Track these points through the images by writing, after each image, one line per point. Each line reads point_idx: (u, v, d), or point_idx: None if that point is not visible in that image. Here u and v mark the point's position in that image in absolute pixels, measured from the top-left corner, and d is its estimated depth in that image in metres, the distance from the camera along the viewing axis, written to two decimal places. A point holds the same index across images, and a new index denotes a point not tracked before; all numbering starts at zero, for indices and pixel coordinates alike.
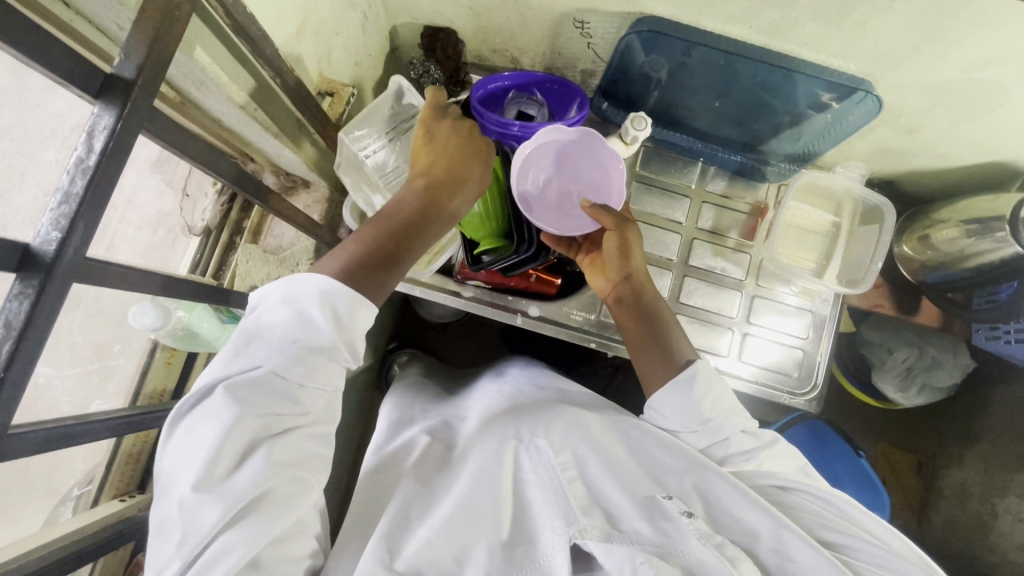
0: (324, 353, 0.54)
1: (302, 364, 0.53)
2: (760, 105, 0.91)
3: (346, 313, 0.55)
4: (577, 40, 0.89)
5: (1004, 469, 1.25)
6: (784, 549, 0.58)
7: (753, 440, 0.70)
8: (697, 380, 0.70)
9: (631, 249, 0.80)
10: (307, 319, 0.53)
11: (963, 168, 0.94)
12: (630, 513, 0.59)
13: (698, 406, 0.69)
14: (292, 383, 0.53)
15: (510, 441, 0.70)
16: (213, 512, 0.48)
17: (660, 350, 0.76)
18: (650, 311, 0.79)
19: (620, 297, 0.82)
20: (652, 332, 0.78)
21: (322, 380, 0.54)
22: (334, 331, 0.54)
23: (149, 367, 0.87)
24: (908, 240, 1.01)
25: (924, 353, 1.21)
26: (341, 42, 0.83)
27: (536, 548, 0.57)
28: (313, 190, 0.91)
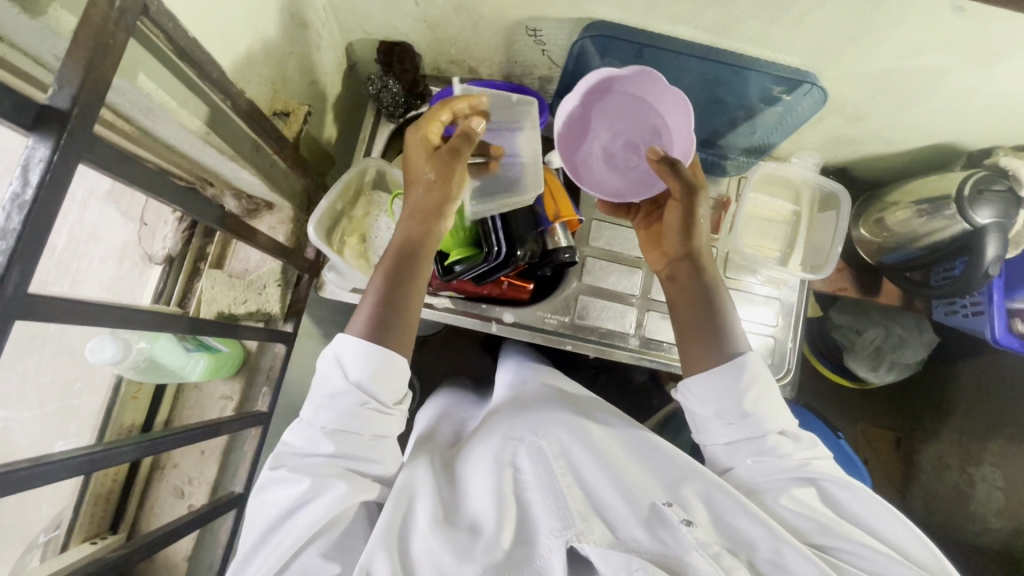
0: (348, 399, 0.59)
1: (328, 408, 0.60)
2: (713, 102, 0.94)
3: (352, 361, 0.60)
4: (532, 48, 0.90)
5: (975, 438, 1.30)
6: (782, 561, 0.58)
7: (791, 442, 0.68)
8: (745, 371, 0.68)
9: (695, 223, 0.76)
10: (326, 372, 0.61)
11: (909, 152, 0.97)
12: (627, 519, 0.61)
13: (742, 397, 0.67)
14: (326, 430, 0.60)
15: (511, 445, 0.70)
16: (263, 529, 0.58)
17: (709, 333, 0.72)
18: (707, 289, 0.75)
19: (674, 273, 0.80)
20: (705, 313, 0.74)
21: (347, 421, 0.60)
22: (345, 377, 0.60)
23: (115, 403, 0.82)
24: (865, 224, 1.05)
25: (891, 332, 1.25)
26: (295, 62, 0.83)
27: (534, 552, 0.58)
28: (277, 212, 0.91)
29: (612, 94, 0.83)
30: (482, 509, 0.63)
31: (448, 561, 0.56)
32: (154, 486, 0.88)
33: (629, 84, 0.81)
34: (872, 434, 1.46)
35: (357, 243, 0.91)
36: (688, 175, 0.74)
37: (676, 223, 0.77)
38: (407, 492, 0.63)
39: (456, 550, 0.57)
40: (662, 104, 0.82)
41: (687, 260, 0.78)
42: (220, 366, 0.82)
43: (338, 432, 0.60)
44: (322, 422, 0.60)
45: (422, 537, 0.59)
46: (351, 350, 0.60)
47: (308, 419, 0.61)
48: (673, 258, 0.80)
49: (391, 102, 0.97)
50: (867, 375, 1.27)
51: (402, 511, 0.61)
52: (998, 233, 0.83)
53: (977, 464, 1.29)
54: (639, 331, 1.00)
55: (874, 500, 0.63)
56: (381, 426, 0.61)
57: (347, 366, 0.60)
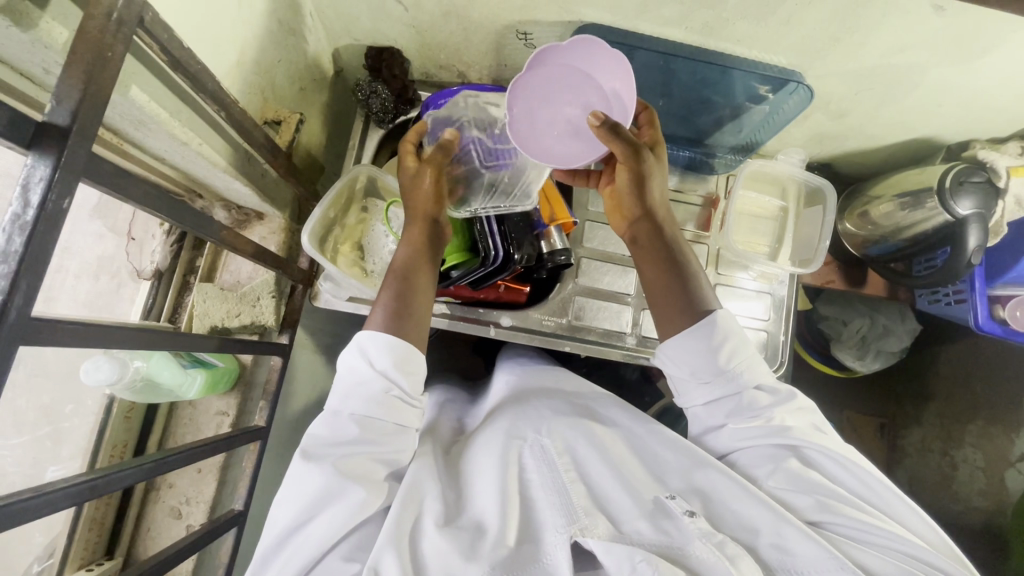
0: (380, 392, 0.60)
1: (354, 396, 0.61)
2: (701, 102, 0.95)
3: (376, 351, 0.62)
4: (521, 52, 0.90)
5: (955, 422, 1.37)
6: (784, 543, 0.59)
7: (768, 396, 0.69)
8: (717, 327, 0.68)
9: (647, 182, 0.73)
10: (353, 362, 0.62)
11: (890, 147, 1.00)
12: (631, 512, 0.62)
13: (716, 355, 0.67)
14: (356, 418, 0.60)
15: (515, 442, 0.70)
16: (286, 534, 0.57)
17: (680, 289, 0.71)
18: (671, 250, 0.74)
19: (635, 235, 0.77)
20: (673, 274, 0.72)
21: (374, 409, 0.60)
22: (371, 366, 0.61)
23: (107, 424, 0.79)
24: (850, 217, 1.07)
25: (876, 322, 1.29)
26: (284, 69, 0.82)
27: (541, 548, 0.59)
28: (268, 222, 0.90)
29: (547, 66, 0.70)
30: (489, 509, 0.63)
31: (456, 565, 0.56)
32: (150, 508, 0.86)
33: (562, 55, 0.69)
34: (859, 422, 1.50)
35: (350, 252, 0.91)
36: (629, 136, 0.68)
37: (630, 186, 0.74)
38: (413, 500, 0.62)
39: (465, 552, 0.58)
40: (588, 66, 0.69)
41: (645, 220, 0.76)
42: (215, 381, 0.80)
43: (366, 418, 0.60)
44: (350, 408, 0.60)
45: (431, 541, 0.58)
46: (373, 340, 0.62)
47: (334, 408, 0.61)
48: (632, 220, 0.77)
49: (381, 108, 0.96)
50: (854, 364, 1.31)
51: (410, 516, 0.60)
52: (978, 224, 0.86)
53: (958, 447, 1.35)
54: (635, 331, 1.01)
55: (866, 469, 0.64)
56: (403, 414, 0.62)
57: (373, 356, 0.62)
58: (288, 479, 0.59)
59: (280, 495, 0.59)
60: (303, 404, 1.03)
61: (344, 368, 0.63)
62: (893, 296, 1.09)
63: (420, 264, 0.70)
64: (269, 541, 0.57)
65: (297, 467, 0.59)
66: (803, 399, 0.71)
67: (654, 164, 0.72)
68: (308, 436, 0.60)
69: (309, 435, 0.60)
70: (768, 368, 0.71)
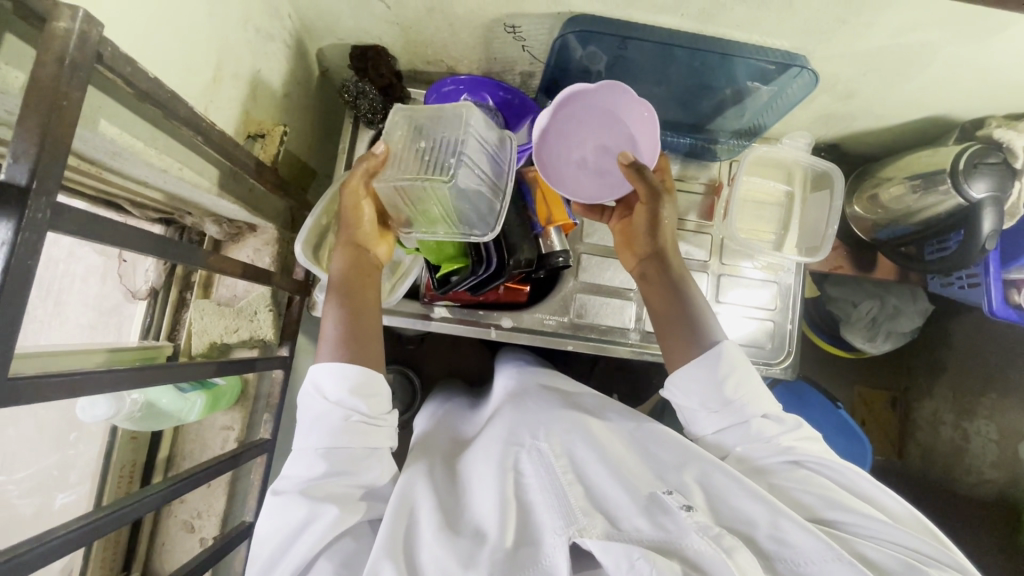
0: (332, 418, 0.61)
1: (314, 431, 0.62)
2: (703, 87, 0.92)
3: (329, 382, 0.62)
4: (511, 44, 0.87)
5: (968, 395, 1.35)
6: (782, 536, 0.58)
7: (775, 425, 0.70)
8: (723, 359, 0.70)
9: (661, 223, 0.79)
10: (304, 396, 0.63)
11: (902, 127, 0.96)
12: (628, 510, 0.61)
13: (722, 386, 0.69)
14: (317, 449, 0.61)
15: (512, 448, 0.71)
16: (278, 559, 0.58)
17: (687, 322, 0.74)
18: (673, 283, 0.77)
19: (643, 271, 0.82)
20: (676, 312, 0.75)
21: (337, 438, 0.60)
22: (326, 399, 0.62)
23: (113, 446, 0.80)
24: (858, 200, 1.04)
25: (886, 302, 1.27)
26: (265, 77, 0.79)
27: (539, 550, 0.58)
28: (261, 233, 0.89)
29: (583, 103, 0.82)
30: (488, 515, 0.64)
31: (452, 567, 0.57)
32: (164, 523, 0.87)
33: (598, 98, 0.82)
34: (868, 395, 1.53)
35: None
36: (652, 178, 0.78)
37: (644, 223, 0.81)
38: (406, 507, 0.64)
39: (462, 555, 0.58)
40: (617, 111, 0.83)
41: (654, 258, 0.80)
42: (217, 400, 0.79)
43: (329, 451, 0.60)
44: (313, 445, 0.61)
45: (428, 547, 0.60)
46: (327, 373, 0.62)
47: (301, 447, 0.62)
48: (641, 257, 0.82)
49: (369, 109, 0.95)
50: (863, 345, 1.29)
51: (404, 522, 0.62)
52: (994, 206, 0.82)
53: (971, 419, 1.33)
54: (639, 326, 0.99)
55: (857, 474, 0.65)
56: (372, 437, 0.63)
57: (321, 384, 0.62)
58: (267, 518, 0.61)
59: (263, 529, 0.61)
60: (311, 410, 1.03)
61: (304, 406, 0.64)
62: (902, 279, 1.07)
63: (363, 280, 0.71)
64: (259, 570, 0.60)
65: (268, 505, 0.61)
66: (809, 428, 0.73)
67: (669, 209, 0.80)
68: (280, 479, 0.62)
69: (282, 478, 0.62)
70: (776, 399, 0.72)
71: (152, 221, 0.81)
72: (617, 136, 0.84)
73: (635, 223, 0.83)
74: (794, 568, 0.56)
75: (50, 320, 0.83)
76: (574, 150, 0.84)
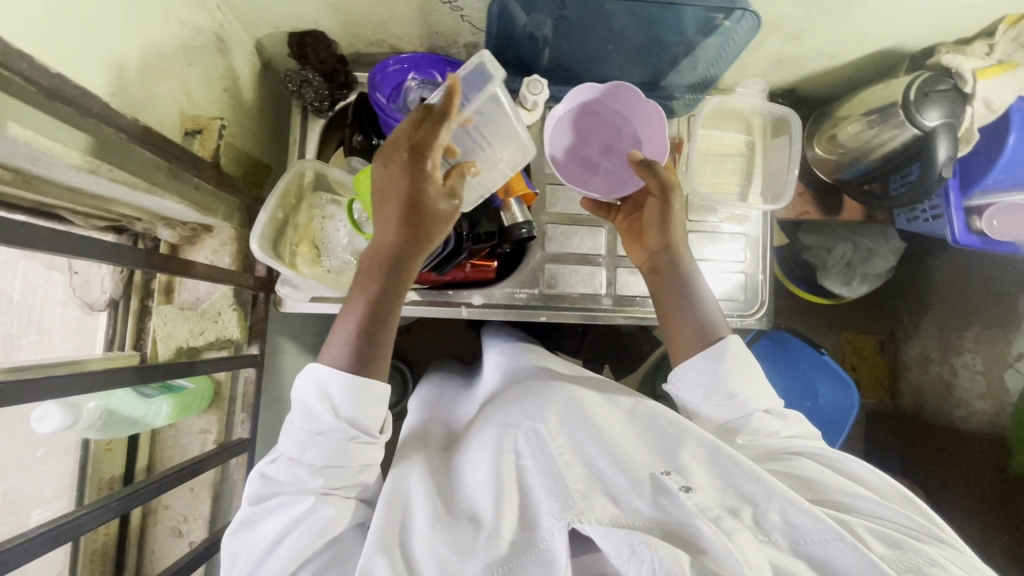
0: (333, 436, 0.60)
1: (315, 445, 0.61)
2: (651, 42, 0.91)
3: (338, 397, 0.61)
4: (450, 16, 0.85)
5: (954, 329, 1.37)
6: (785, 515, 0.58)
7: (778, 420, 0.73)
8: (728, 353, 0.73)
9: (672, 216, 0.80)
10: (310, 409, 0.61)
11: (853, 64, 0.95)
12: (628, 491, 0.61)
13: (724, 381, 0.72)
14: (312, 462, 0.61)
15: (509, 431, 0.71)
16: (260, 552, 0.60)
17: (693, 319, 0.77)
18: (682, 281, 0.79)
19: (652, 266, 0.83)
20: (683, 308, 0.78)
21: (336, 457, 0.61)
22: (333, 414, 0.61)
23: (88, 458, 0.80)
24: (819, 143, 1.03)
25: (860, 246, 1.28)
26: (200, 72, 0.77)
27: (534, 535, 0.59)
28: (218, 233, 0.88)
29: (603, 107, 0.90)
30: (483, 500, 0.64)
31: (450, 559, 0.58)
32: (151, 531, 0.86)
33: (618, 99, 0.89)
34: (857, 341, 1.56)
35: (308, 250, 0.93)
36: (665, 174, 0.78)
37: (654, 217, 0.81)
38: (400, 500, 0.65)
39: (461, 547, 0.59)
40: (635, 114, 0.89)
41: (663, 253, 0.81)
42: (187, 405, 0.79)
43: (325, 467, 0.61)
44: (308, 457, 0.61)
45: (422, 538, 0.61)
46: (336, 382, 0.61)
47: (292, 455, 0.62)
48: (650, 252, 0.83)
49: (316, 97, 0.94)
50: (841, 290, 1.30)
51: (399, 515, 0.63)
52: (948, 132, 0.81)
53: (958, 353, 1.34)
54: (611, 290, 1.00)
55: (856, 463, 0.68)
56: (367, 455, 0.63)
57: (334, 401, 0.61)
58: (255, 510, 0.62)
59: (245, 520, 0.62)
60: None
61: (298, 413, 0.62)
62: (870, 218, 1.07)
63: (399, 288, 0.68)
64: (241, 553, 0.61)
65: (255, 504, 0.61)
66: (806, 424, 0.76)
67: (681, 206, 0.80)
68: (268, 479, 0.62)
69: (272, 479, 0.62)
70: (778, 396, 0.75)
71: (102, 230, 0.79)
72: (628, 139, 0.90)
73: (645, 218, 0.83)
74: (795, 546, 0.57)
75: (36, 347, 0.78)
76: (589, 151, 0.91)
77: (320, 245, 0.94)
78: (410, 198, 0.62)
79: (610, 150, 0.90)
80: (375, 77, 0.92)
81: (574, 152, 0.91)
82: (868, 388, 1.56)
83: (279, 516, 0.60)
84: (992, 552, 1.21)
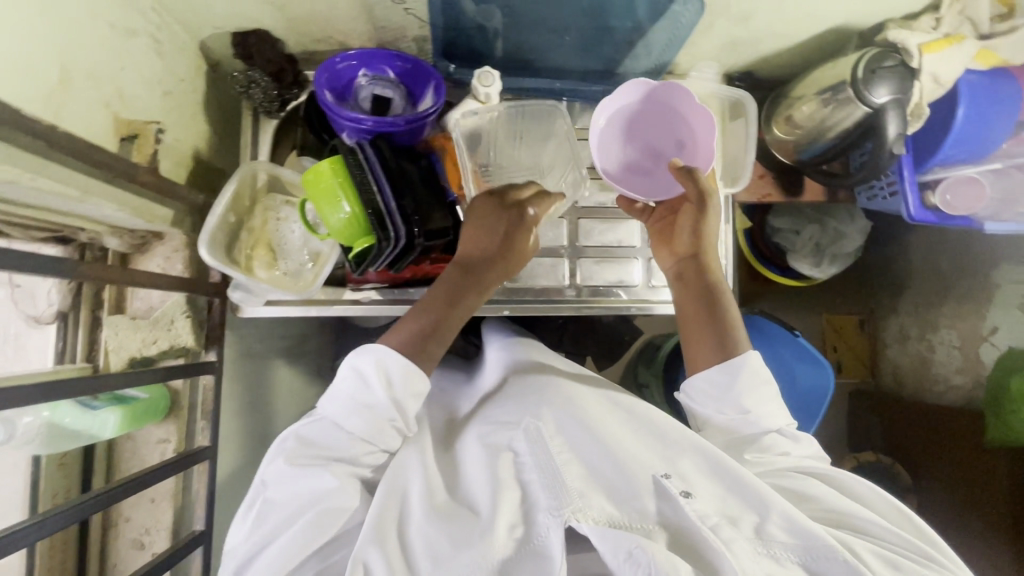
0: (379, 413, 0.67)
1: (360, 416, 0.67)
2: (603, 29, 0.90)
3: (394, 378, 0.68)
4: (393, 9, 0.84)
5: (931, 305, 1.38)
6: (789, 526, 0.59)
7: (788, 441, 0.75)
8: (745, 368, 0.73)
9: (705, 227, 0.82)
10: (367, 381, 0.68)
11: (806, 44, 0.94)
12: (627, 489, 0.62)
13: (739, 396, 0.72)
14: (353, 430, 0.67)
15: (509, 428, 0.70)
16: (280, 508, 0.64)
17: (712, 327, 0.77)
18: (707, 291, 0.80)
19: (679, 271, 0.84)
20: (706, 314, 0.78)
21: (373, 430, 0.67)
22: (385, 392, 0.67)
23: (40, 474, 0.78)
24: (777, 124, 1.02)
25: (827, 227, 1.29)
26: (135, 76, 0.75)
27: (532, 530, 0.61)
28: (168, 240, 0.86)
29: (662, 103, 0.86)
30: (481, 493, 0.65)
31: (445, 550, 0.59)
32: (112, 545, 0.85)
33: (679, 99, 0.84)
34: (838, 322, 1.55)
35: (264, 253, 0.92)
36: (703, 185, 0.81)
37: (687, 225, 0.84)
38: (397, 494, 0.65)
39: (454, 541, 0.60)
40: (688, 117, 0.85)
41: (692, 260, 0.83)
42: (141, 414, 0.77)
43: (363, 439, 0.68)
44: (351, 425, 0.67)
45: (420, 531, 0.62)
46: (394, 362, 0.68)
47: (336, 420, 0.68)
48: (678, 257, 0.85)
49: (264, 98, 0.93)
50: (811, 272, 1.30)
51: (394, 509, 0.64)
52: (897, 109, 0.81)
53: (935, 330, 1.36)
54: (574, 281, 1.00)
55: (856, 481, 0.71)
56: (388, 440, 0.69)
57: (392, 380, 0.68)
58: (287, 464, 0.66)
59: (272, 475, 0.66)
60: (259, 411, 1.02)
61: (354, 384, 0.68)
62: (832, 198, 1.07)
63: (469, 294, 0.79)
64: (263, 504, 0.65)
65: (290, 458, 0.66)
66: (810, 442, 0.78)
67: (713, 220, 0.82)
68: (309, 437, 0.68)
69: (313, 437, 0.68)
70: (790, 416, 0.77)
71: (44, 242, 0.77)
72: (671, 141, 0.87)
73: (678, 223, 0.85)
74: (794, 558, 0.58)
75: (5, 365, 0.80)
76: (634, 146, 0.88)
77: (276, 248, 0.93)
78: (504, 245, 0.78)
79: (653, 151, 0.88)
80: (320, 73, 0.90)
81: (617, 146, 0.88)
82: (849, 368, 1.56)
83: (310, 475, 0.65)
84: (969, 524, 1.22)
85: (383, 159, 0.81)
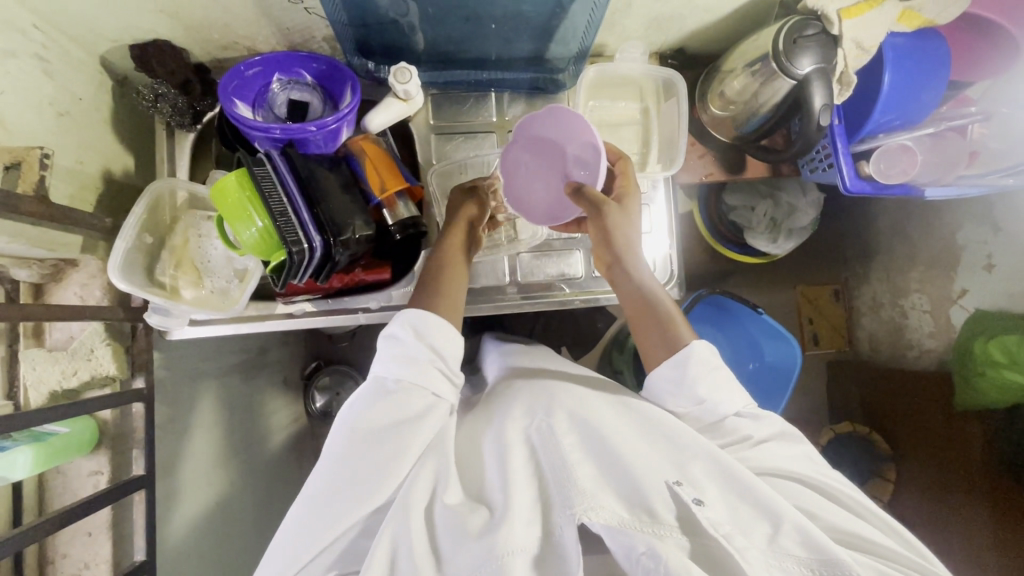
0: (422, 361, 0.69)
1: (400, 364, 0.69)
2: (516, 16, 0.84)
3: (425, 328, 0.71)
4: (293, 10, 0.81)
5: (899, 271, 1.35)
6: (801, 538, 0.58)
7: (751, 422, 0.73)
8: (694, 360, 0.71)
9: (611, 231, 0.77)
10: (398, 339, 0.70)
11: (730, 17, 0.92)
12: (640, 487, 0.60)
13: (695, 388, 0.71)
14: (396, 382, 0.68)
15: (521, 428, 0.70)
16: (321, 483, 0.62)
17: (661, 328, 0.75)
18: (644, 294, 0.77)
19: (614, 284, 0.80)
20: (647, 322, 0.76)
21: (412, 374, 0.68)
22: (418, 340, 0.70)
23: None
24: (712, 102, 0.98)
25: (780, 201, 1.26)
26: (20, 100, 0.72)
27: (546, 529, 0.60)
28: (84, 267, 0.83)
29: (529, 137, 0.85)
30: (493, 490, 0.64)
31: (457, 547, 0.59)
32: None
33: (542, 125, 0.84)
34: (812, 293, 1.49)
35: (189, 272, 0.90)
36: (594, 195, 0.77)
37: (597, 236, 0.79)
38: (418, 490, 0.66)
39: (465, 534, 0.60)
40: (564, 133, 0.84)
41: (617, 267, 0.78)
42: (63, 450, 0.76)
43: (409, 385, 0.67)
44: (393, 375, 0.68)
45: (433, 530, 0.62)
46: (421, 317, 0.71)
47: (379, 378, 0.69)
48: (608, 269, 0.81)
49: (175, 112, 0.89)
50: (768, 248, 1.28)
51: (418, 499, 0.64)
52: (821, 79, 0.79)
53: (907, 295, 1.32)
54: (514, 279, 0.98)
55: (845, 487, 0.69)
56: (434, 385, 0.69)
57: (421, 330, 0.70)
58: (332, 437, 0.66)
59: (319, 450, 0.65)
60: (204, 432, 1.00)
61: (387, 346, 0.71)
62: (776, 173, 1.04)
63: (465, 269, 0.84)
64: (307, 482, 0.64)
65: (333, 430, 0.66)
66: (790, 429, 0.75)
67: (620, 218, 0.78)
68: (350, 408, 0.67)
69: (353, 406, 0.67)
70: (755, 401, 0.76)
71: None
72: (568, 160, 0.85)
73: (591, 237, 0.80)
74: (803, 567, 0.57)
75: None
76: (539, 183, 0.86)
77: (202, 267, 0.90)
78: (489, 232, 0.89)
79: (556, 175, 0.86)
80: (224, 82, 0.83)
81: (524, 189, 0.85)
82: (827, 341, 1.50)
83: (350, 443, 0.64)
84: (947, 489, 1.21)
85: (292, 166, 0.79)
